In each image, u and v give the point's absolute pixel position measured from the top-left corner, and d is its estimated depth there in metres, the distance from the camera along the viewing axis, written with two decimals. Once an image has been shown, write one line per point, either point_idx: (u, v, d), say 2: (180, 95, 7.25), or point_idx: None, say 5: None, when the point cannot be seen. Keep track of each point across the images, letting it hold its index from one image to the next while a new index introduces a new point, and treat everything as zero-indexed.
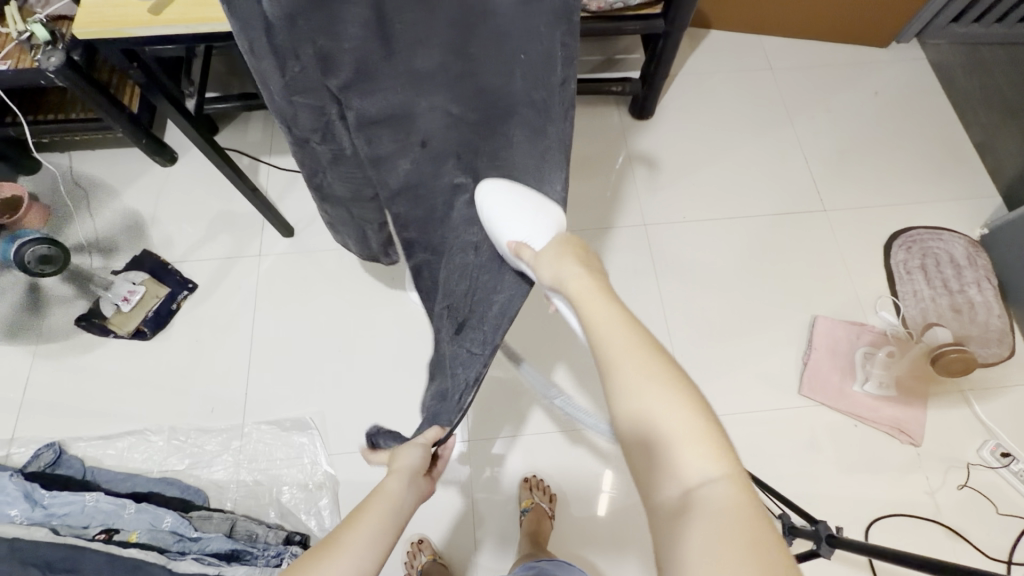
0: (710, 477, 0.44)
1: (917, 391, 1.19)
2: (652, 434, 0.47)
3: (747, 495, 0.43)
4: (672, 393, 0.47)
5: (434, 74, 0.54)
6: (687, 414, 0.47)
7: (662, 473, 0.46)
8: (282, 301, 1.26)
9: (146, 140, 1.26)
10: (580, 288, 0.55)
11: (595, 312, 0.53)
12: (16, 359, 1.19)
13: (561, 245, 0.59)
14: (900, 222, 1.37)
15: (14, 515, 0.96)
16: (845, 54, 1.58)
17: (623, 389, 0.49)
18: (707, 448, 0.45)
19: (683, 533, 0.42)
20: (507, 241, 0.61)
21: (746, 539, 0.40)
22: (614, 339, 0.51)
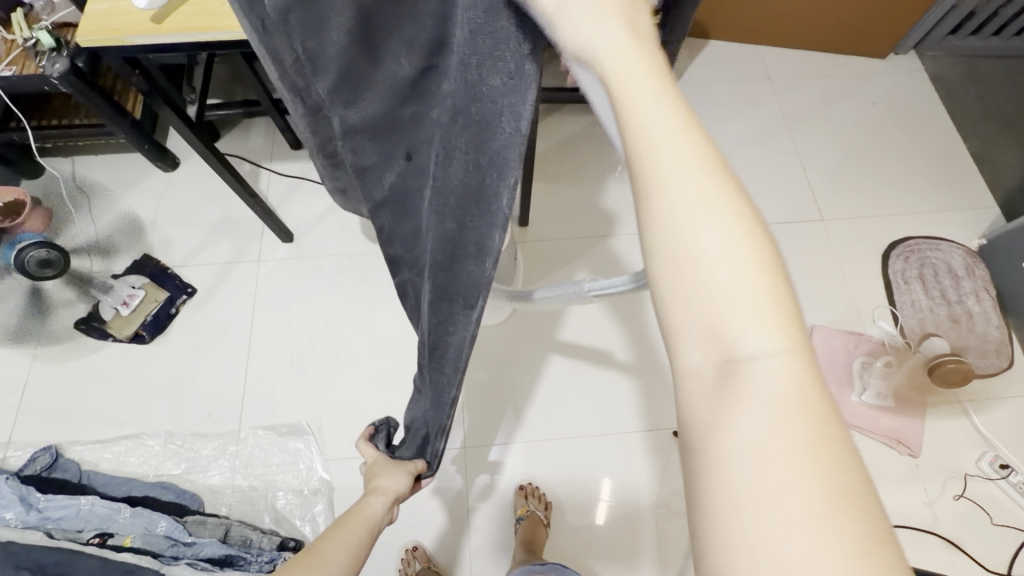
0: (765, 350, 0.26)
1: (915, 401, 1.19)
2: (702, 286, 0.26)
3: (815, 375, 0.26)
4: (735, 218, 0.27)
5: (421, 77, 0.41)
6: (752, 259, 0.27)
7: (699, 335, 0.26)
8: (280, 306, 1.26)
9: (149, 146, 1.30)
10: (606, 34, 0.28)
11: (622, 69, 0.28)
12: (15, 362, 1.19)
13: None
14: (899, 232, 1.38)
15: (10, 518, 0.97)
16: (843, 64, 1.59)
17: (657, 214, 0.27)
18: (771, 307, 0.26)
19: (723, 420, 0.25)
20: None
21: (815, 443, 0.24)
22: (661, 136, 0.27)
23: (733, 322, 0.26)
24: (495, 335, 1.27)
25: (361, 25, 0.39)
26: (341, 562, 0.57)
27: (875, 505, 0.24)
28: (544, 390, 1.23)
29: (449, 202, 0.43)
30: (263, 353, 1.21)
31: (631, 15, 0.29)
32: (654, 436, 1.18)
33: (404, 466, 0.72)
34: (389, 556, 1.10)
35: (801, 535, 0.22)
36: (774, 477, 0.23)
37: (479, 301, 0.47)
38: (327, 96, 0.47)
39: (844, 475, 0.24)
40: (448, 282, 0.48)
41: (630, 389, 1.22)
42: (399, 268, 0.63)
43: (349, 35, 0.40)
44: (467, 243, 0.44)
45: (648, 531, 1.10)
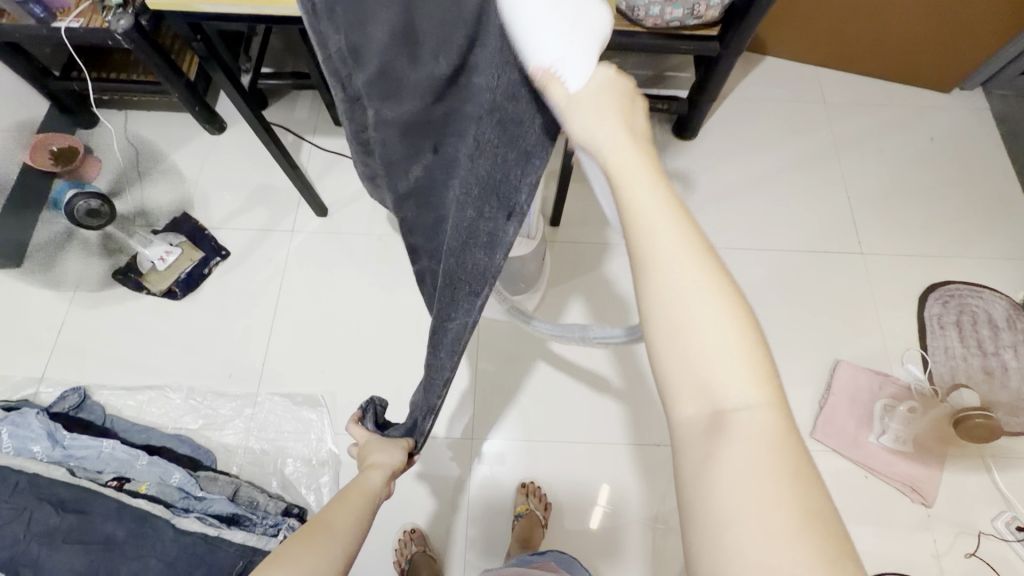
0: (748, 401, 0.35)
1: (937, 451, 1.15)
2: (688, 350, 0.36)
3: (788, 422, 0.35)
4: (722, 304, 0.36)
5: (457, 75, 0.43)
6: (731, 330, 0.36)
7: (688, 390, 0.36)
8: (310, 278, 1.29)
9: (199, 107, 1.33)
10: (618, 147, 0.38)
11: (632, 184, 0.38)
12: (54, 304, 1.25)
13: (599, 84, 0.40)
14: (941, 274, 1.33)
15: (37, 451, 1.01)
16: (904, 94, 1.54)
17: (654, 295, 0.37)
18: (750, 369, 0.36)
19: (716, 464, 0.34)
20: (533, 69, 0.36)
21: (786, 469, 0.33)
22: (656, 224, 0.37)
23: (718, 382, 0.36)
24: (514, 331, 1.28)
25: (402, 23, 0.41)
26: (347, 530, 0.59)
27: (837, 528, 0.33)
28: (556, 392, 1.22)
29: (474, 192, 0.47)
30: (287, 322, 1.24)
31: (624, 117, 0.40)
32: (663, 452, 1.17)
33: (397, 442, 0.74)
34: (389, 537, 1.12)
35: (782, 549, 0.31)
36: (755, 500, 0.33)
37: (482, 290, 0.50)
38: (368, 89, 0.49)
39: (811, 500, 0.33)
40: (456, 271, 0.54)
41: (642, 402, 1.22)
42: (419, 256, 0.71)
43: (393, 31, 0.41)
44: (480, 232, 0.48)
45: (643, 544, 1.10)
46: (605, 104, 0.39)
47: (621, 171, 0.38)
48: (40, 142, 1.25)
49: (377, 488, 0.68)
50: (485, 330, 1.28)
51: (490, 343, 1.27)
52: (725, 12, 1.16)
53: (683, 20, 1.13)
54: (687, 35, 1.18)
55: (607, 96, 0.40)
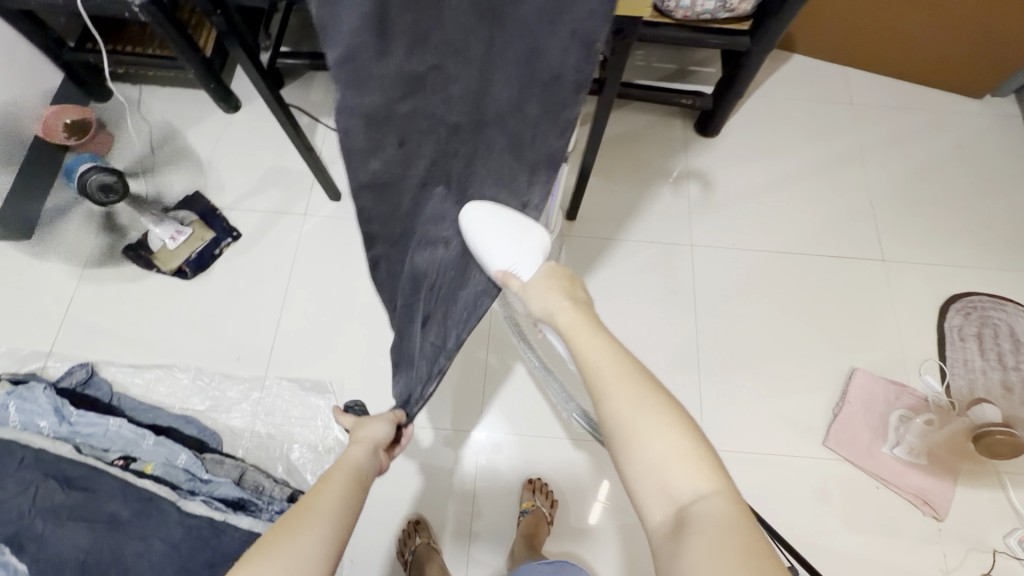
0: (700, 492, 0.48)
1: (950, 465, 1.13)
2: (642, 457, 0.50)
3: (739, 507, 0.47)
4: (663, 420, 0.51)
5: (427, 73, 0.56)
6: (675, 439, 0.50)
7: (655, 496, 0.49)
8: (321, 263, 1.27)
9: (214, 85, 1.31)
10: (571, 321, 0.60)
11: (586, 347, 0.57)
12: (64, 278, 1.23)
13: (550, 285, 0.64)
14: (964, 285, 1.30)
15: (43, 426, 1.01)
16: (933, 98, 1.50)
17: (613, 422, 0.52)
18: (697, 467, 0.49)
19: (683, 551, 0.45)
20: (495, 269, 0.66)
21: (744, 543, 0.43)
22: (603, 369, 0.55)
23: (674, 481, 0.49)
24: None
25: (381, 19, 0.49)
26: (330, 506, 0.59)
27: None
28: None
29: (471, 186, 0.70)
30: (297, 306, 1.23)
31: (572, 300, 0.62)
32: None
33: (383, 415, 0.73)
34: (392, 527, 1.11)
35: None
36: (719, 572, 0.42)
37: None
38: (334, 76, 0.53)
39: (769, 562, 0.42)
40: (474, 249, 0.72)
41: None
42: (375, 244, 0.71)
43: (368, 20, 0.49)
44: None
45: (648, 545, 1.09)
46: (556, 294, 0.63)
47: (577, 337, 0.58)
48: (51, 116, 1.24)
49: (363, 460, 0.67)
50: (497, 322, 1.26)
51: (502, 335, 1.25)
52: (757, 7, 1.12)
53: (714, 12, 1.10)
54: (716, 29, 1.15)
55: (555, 293, 0.63)
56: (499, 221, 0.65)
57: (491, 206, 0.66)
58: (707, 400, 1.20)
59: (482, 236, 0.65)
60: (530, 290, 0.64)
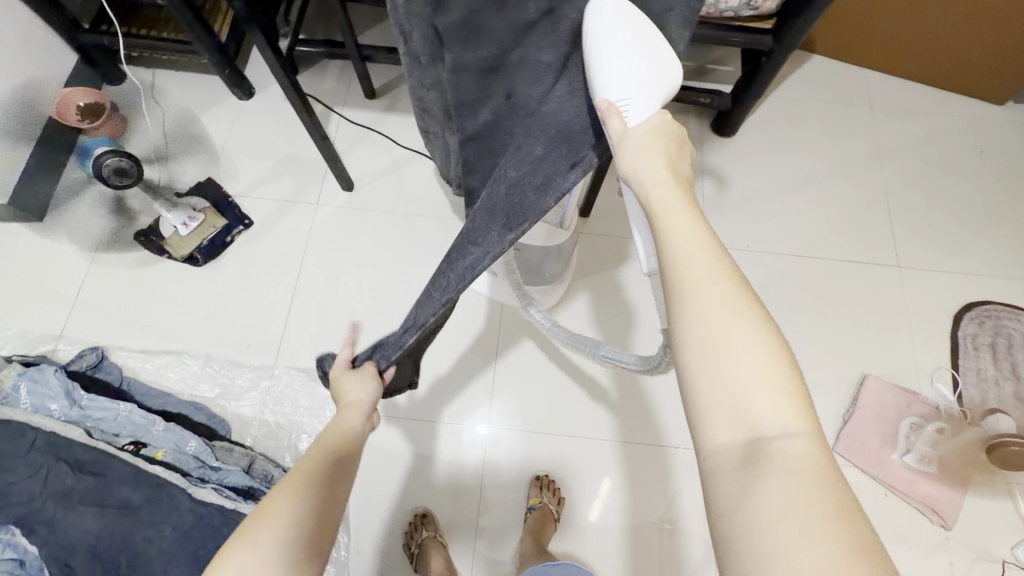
0: (789, 430, 0.40)
1: (961, 474, 1.13)
2: (728, 373, 0.41)
3: (825, 454, 0.39)
4: (755, 337, 0.42)
5: (539, 20, 0.51)
6: (768, 363, 0.41)
7: (731, 421, 0.40)
8: (332, 253, 1.26)
9: (229, 71, 1.30)
10: (665, 195, 0.47)
11: (679, 232, 0.45)
12: (74, 261, 1.23)
13: (649, 148, 0.49)
14: (978, 293, 1.29)
15: (54, 409, 1.01)
16: (954, 103, 1.48)
17: (697, 323, 0.42)
18: (787, 400, 0.40)
19: (759, 487, 0.38)
20: (600, 98, 0.50)
21: (830, 499, 0.37)
22: (694, 259, 0.44)
23: (756, 411, 0.40)
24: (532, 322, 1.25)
25: None
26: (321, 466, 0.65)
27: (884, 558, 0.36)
28: (574, 385, 1.20)
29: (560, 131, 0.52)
30: (307, 296, 1.23)
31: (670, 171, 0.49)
32: (681, 455, 1.16)
33: (367, 373, 0.75)
34: (397, 519, 1.11)
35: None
36: (793, 522, 0.36)
37: (518, 227, 0.49)
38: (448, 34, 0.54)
39: (852, 527, 0.36)
40: (502, 205, 0.52)
41: (659, 402, 1.19)
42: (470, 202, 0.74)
43: None
44: (536, 176, 0.50)
45: (654, 543, 1.09)
46: (655, 162, 0.48)
47: (666, 213, 0.46)
48: (67, 96, 1.24)
49: (355, 425, 0.73)
50: (507, 317, 1.25)
51: (512, 330, 1.24)
52: (781, 6, 1.11)
53: (738, 10, 1.10)
54: (739, 28, 1.13)
55: (652, 157, 0.49)
56: (631, 32, 0.49)
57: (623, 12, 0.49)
58: None
59: (614, 46, 0.48)
60: (622, 148, 0.49)
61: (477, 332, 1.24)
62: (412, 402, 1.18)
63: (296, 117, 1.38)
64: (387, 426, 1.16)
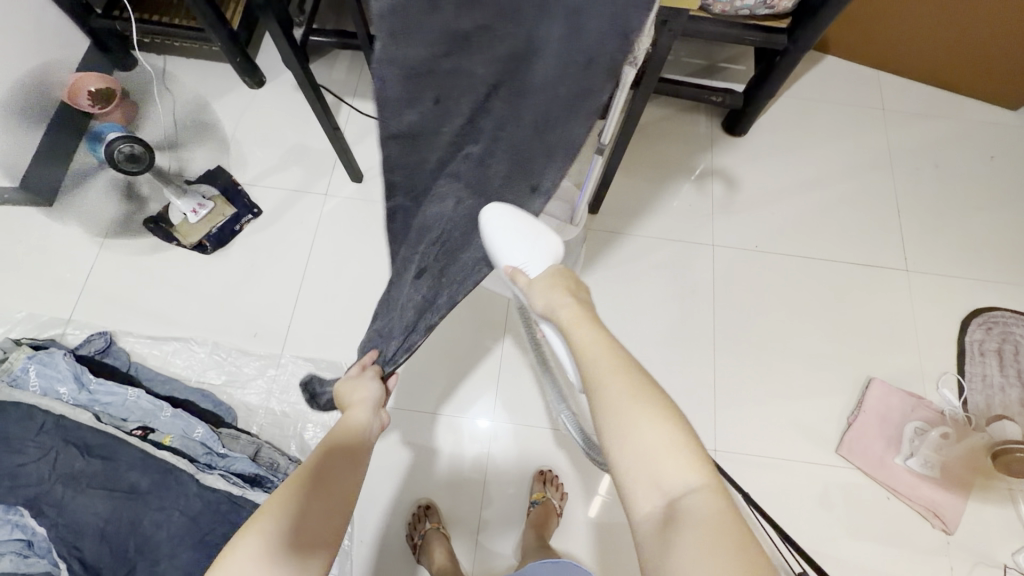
0: (690, 486, 0.53)
1: (964, 479, 1.13)
2: (638, 449, 0.56)
3: (724, 502, 0.52)
4: (657, 418, 0.57)
5: (472, 32, 0.62)
6: (668, 437, 0.56)
7: (646, 487, 0.54)
8: (340, 243, 1.27)
9: (240, 58, 1.30)
10: (577, 317, 0.66)
11: (590, 349, 0.63)
12: (85, 246, 1.23)
13: (554, 286, 0.71)
14: (987, 299, 1.29)
15: (63, 392, 1.02)
16: (967, 107, 1.47)
17: (612, 415, 0.58)
18: (687, 463, 0.55)
19: (673, 538, 0.50)
20: (505, 266, 0.73)
21: (728, 537, 0.49)
22: (604, 367, 0.61)
23: (666, 475, 0.54)
24: None
25: None
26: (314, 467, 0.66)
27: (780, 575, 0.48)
28: None
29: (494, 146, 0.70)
30: (315, 286, 1.23)
31: (579, 306, 0.68)
32: None
33: (366, 374, 0.78)
34: (401, 511, 1.12)
35: None
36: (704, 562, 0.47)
37: None
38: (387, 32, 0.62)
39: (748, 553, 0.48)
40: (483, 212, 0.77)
41: None
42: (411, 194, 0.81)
43: None
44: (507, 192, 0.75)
45: None
46: (565, 297, 0.69)
47: (583, 336, 0.65)
48: (77, 81, 1.24)
49: (361, 422, 0.73)
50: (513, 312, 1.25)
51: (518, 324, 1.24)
52: (798, 5, 1.10)
53: (753, 9, 1.09)
54: (754, 26, 1.12)
55: (559, 293, 0.70)
56: (516, 226, 0.71)
57: (509, 210, 0.72)
58: (720, 402, 1.20)
59: (507, 237, 0.71)
60: (535, 291, 0.71)
61: (483, 325, 1.24)
62: (417, 394, 1.19)
63: (307, 107, 1.38)
64: (391, 418, 1.17)
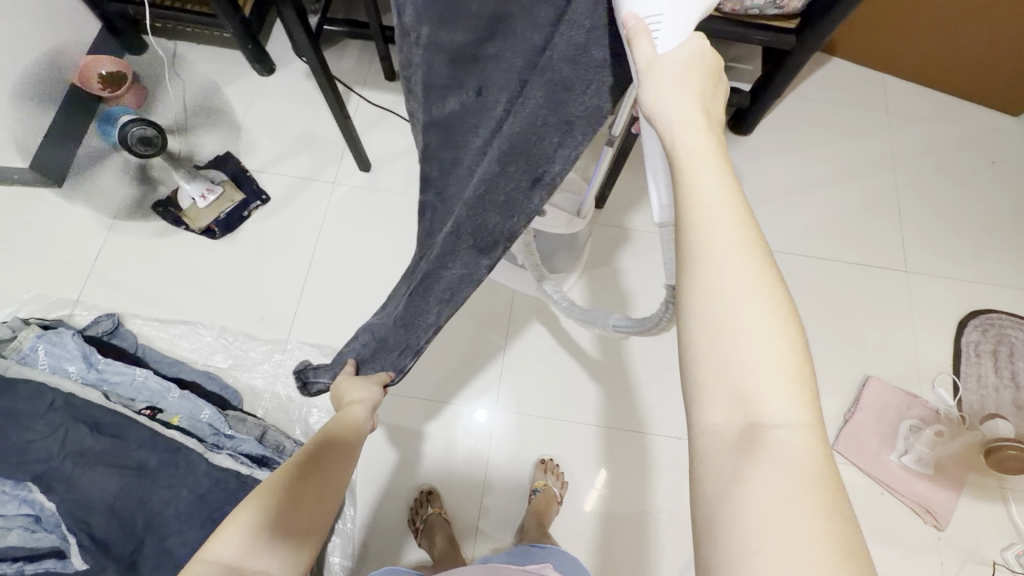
0: (791, 421, 0.32)
1: (956, 476, 1.15)
2: (722, 352, 0.34)
3: (829, 453, 0.32)
4: (770, 312, 0.34)
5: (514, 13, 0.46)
6: (780, 342, 0.34)
7: (725, 400, 0.33)
8: (347, 232, 1.28)
9: (251, 45, 1.31)
10: (695, 143, 0.38)
11: (702, 199, 0.36)
12: (93, 228, 1.24)
13: (679, 89, 0.41)
14: (983, 301, 1.31)
15: (72, 371, 1.03)
16: (969, 112, 1.48)
17: (707, 290, 0.35)
18: (795, 386, 0.33)
19: (754, 474, 0.31)
20: (626, 12, 0.41)
21: (823, 503, 0.30)
22: (715, 221, 0.36)
23: (760, 394, 0.33)
24: (541, 308, 1.27)
25: None
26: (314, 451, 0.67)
27: None
28: (581, 371, 1.22)
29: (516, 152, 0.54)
30: (322, 273, 1.24)
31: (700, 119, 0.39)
32: (683, 446, 1.18)
33: (373, 378, 0.81)
34: (404, 496, 1.13)
35: None
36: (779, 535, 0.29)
37: (491, 249, 0.58)
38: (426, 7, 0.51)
39: (845, 522, 0.30)
40: (466, 225, 0.57)
41: (663, 394, 1.22)
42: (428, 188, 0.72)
43: None
44: (500, 191, 0.53)
45: (654, 530, 1.12)
46: (691, 111, 0.40)
47: (688, 168, 0.38)
48: (87, 65, 1.27)
49: (360, 420, 0.76)
50: (518, 303, 1.27)
51: (522, 315, 1.26)
52: (807, 6, 1.11)
53: (763, 9, 1.10)
54: (763, 25, 1.14)
55: (679, 101, 0.40)
56: None
57: None
58: None
59: None
60: (652, 81, 0.41)
61: (487, 316, 1.26)
62: (419, 382, 1.20)
63: (316, 95, 1.39)
64: (394, 405, 1.18)
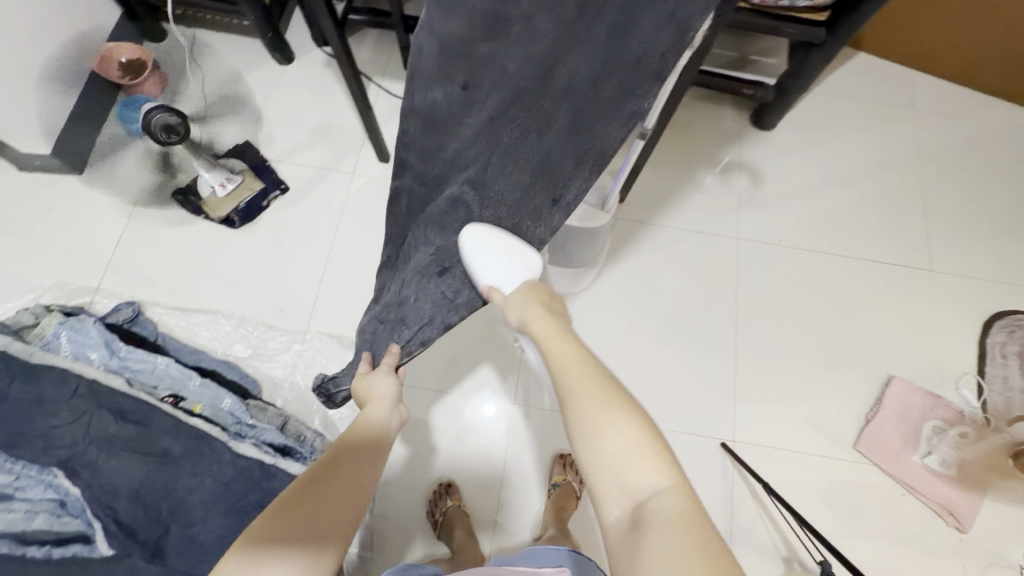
0: (656, 489, 0.49)
1: (979, 479, 1.13)
2: (601, 454, 0.52)
3: (692, 503, 0.48)
4: (625, 420, 0.54)
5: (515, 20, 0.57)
6: (636, 437, 0.52)
7: (609, 492, 0.51)
8: (367, 223, 1.27)
9: (270, 34, 1.30)
10: (546, 330, 0.69)
11: (564, 368, 0.62)
12: (114, 215, 1.24)
13: (527, 301, 0.75)
14: (1011, 303, 1.29)
15: (95, 358, 1.03)
16: (998, 110, 1.45)
17: (581, 419, 0.55)
18: (652, 463, 0.50)
19: (643, 544, 0.45)
20: (483, 285, 0.79)
21: (695, 536, 0.44)
22: (571, 373, 0.61)
23: (631, 476, 0.50)
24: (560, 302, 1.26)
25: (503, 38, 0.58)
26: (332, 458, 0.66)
27: None
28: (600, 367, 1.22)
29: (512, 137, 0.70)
30: (341, 264, 1.24)
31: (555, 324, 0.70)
32: (702, 443, 1.17)
33: (383, 368, 0.78)
34: (422, 488, 1.13)
35: None
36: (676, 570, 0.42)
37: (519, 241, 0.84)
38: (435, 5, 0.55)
39: (715, 546, 0.44)
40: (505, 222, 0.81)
41: (680, 391, 1.20)
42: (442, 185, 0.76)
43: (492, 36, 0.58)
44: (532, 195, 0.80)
45: None
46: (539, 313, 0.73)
47: (551, 347, 0.66)
48: (108, 52, 1.26)
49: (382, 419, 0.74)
50: None
51: None
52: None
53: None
54: (793, 18, 1.12)
55: (533, 309, 0.74)
56: (493, 245, 0.78)
57: (489, 229, 0.79)
58: (739, 394, 1.21)
59: (485, 254, 0.78)
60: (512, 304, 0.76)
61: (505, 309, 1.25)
62: (434, 375, 1.20)
63: (334, 85, 1.38)
64: (412, 397, 1.18)
